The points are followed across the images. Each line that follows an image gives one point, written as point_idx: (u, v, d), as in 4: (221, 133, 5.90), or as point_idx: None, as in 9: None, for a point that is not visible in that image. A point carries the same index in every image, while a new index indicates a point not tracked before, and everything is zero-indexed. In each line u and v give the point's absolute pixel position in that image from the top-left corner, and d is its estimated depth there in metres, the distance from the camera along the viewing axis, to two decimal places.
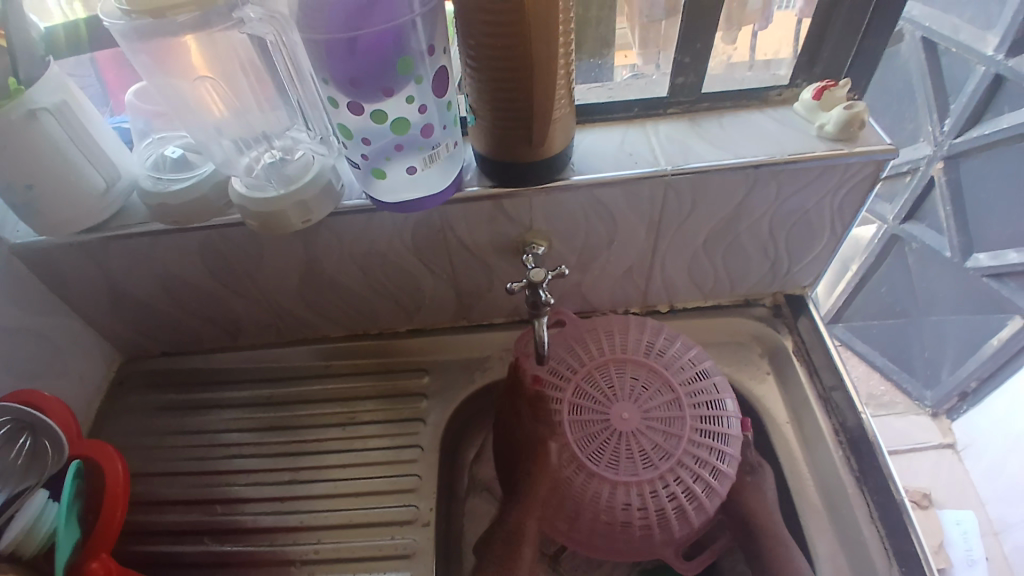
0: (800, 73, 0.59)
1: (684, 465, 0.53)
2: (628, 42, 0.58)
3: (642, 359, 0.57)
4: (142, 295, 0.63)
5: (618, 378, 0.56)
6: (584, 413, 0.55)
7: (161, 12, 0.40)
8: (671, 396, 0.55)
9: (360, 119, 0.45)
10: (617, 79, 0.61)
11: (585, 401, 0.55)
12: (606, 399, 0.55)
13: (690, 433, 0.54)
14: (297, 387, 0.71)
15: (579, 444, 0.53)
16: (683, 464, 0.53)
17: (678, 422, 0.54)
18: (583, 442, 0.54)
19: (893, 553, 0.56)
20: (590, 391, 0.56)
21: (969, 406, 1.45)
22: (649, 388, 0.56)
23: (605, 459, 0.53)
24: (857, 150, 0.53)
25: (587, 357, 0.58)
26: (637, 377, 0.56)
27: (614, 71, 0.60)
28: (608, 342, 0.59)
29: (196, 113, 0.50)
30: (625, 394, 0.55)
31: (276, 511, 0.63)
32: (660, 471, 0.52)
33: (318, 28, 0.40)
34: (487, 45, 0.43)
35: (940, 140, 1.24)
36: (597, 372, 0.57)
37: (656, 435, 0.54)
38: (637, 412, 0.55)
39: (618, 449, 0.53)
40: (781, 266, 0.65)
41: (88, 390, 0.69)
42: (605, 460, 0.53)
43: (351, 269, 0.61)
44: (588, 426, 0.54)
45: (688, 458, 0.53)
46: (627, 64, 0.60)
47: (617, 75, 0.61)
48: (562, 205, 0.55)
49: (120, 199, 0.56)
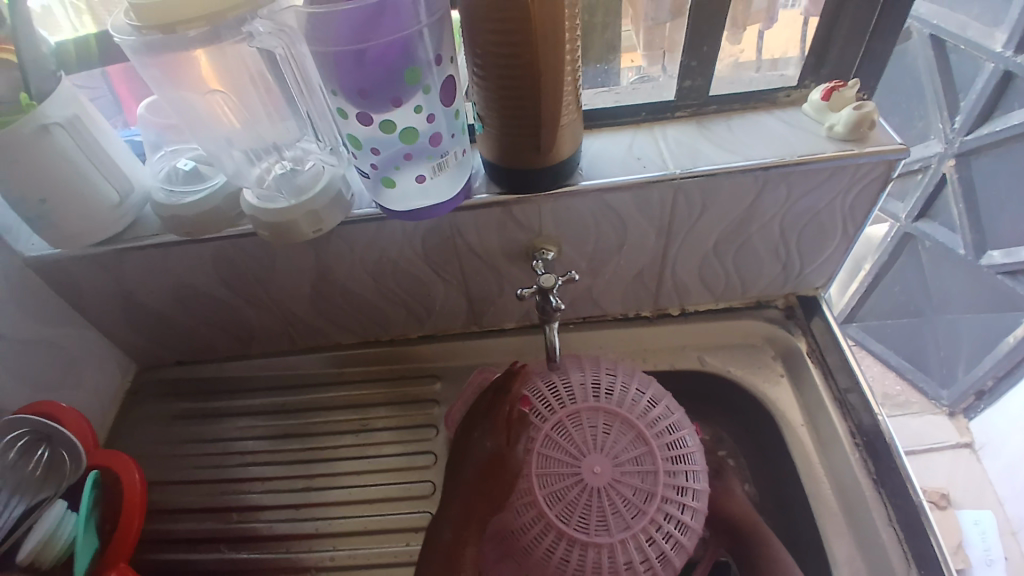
0: (808, 74, 0.59)
1: (667, 499, 0.52)
2: (633, 44, 0.59)
3: (598, 406, 0.55)
4: (155, 305, 0.64)
5: (578, 431, 0.54)
6: (556, 485, 0.52)
7: (170, 27, 0.40)
8: (635, 426, 0.54)
9: (370, 129, 0.45)
10: (624, 81, 0.61)
11: (552, 469, 0.52)
12: (572, 459, 0.52)
13: (663, 464, 0.53)
14: (309, 394, 0.71)
15: (561, 517, 0.51)
16: (666, 498, 0.52)
17: (648, 458, 0.53)
18: (565, 516, 0.51)
19: (912, 557, 0.55)
20: (553, 456, 0.53)
21: (985, 405, 1.42)
22: (614, 426, 0.54)
23: (592, 523, 0.51)
24: (868, 151, 0.53)
25: (542, 419, 0.55)
26: (597, 425, 0.54)
27: (619, 72, 0.60)
28: (557, 394, 0.56)
29: (207, 125, 0.50)
30: (591, 446, 0.53)
31: (291, 518, 0.63)
32: (650, 514, 0.51)
33: (329, 42, 0.40)
34: (495, 52, 0.43)
35: (951, 137, 1.23)
36: (556, 434, 0.54)
37: (634, 479, 0.52)
38: (607, 462, 0.52)
39: (603, 509, 0.51)
40: (793, 268, 0.65)
41: (104, 400, 0.69)
42: (593, 524, 0.51)
43: (362, 277, 0.62)
44: (564, 494, 0.52)
45: (668, 491, 0.52)
46: (634, 67, 0.60)
47: (624, 78, 0.61)
48: (571, 211, 0.55)
49: (133, 212, 0.57)
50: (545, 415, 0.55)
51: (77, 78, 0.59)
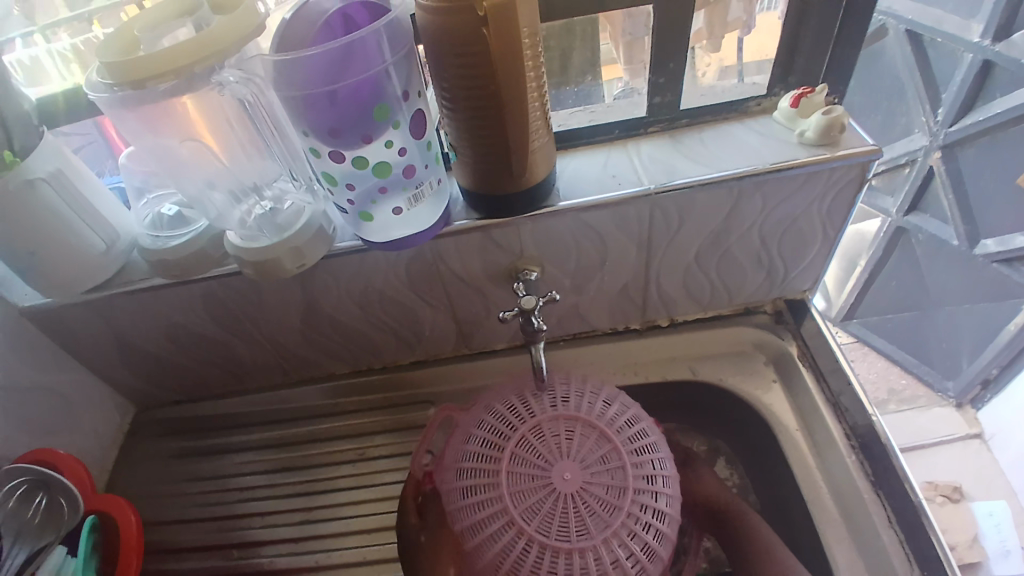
0: (776, 83, 0.60)
1: (640, 491, 0.50)
2: (613, 57, 0.59)
3: (556, 413, 0.53)
4: (150, 346, 0.65)
5: (541, 441, 0.51)
6: (528, 499, 0.49)
7: (141, 83, 0.41)
8: (597, 424, 0.52)
9: (343, 165, 0.46)
10: (609, 92, 0.61)
11: (521, 483, 0.49)
12: (540, 468, 0.50)
13: (630, 457, 0.51)
14: (306, 426, 0.71)
15: (539, 530, 0.48)
16: (639, 490, 0.50)
17: (614, 455, 0.51)
18: (542, 529, 0.48)
19: (915, 559, 0.55)
20: (520, 470, 0.50)
21: (992, 395, 1.40)
22: (578, 428, 0.52)
23: (571, 530, 0.48)
24: (840, 155, 0.53)
25: (503, 437, 0.52)
26: (558, 432, 0.52)
27: (601, 87, 0.61)
28: (513, 410, 0.54)
29: (188, 170, 0.51)
30: (556, 453, 0.50)
31: (292, 551, 0.64)
32: (628, 510, 0.49)
33: (298, 85, 0.41)
34: (461, 86, 0.44)
35: (934, 130, 1.23)
36: (519, 449, 0.51)
37: (605, 477, 0.50)
38: (576, 467, 0.50)
39: (580, 515, 0.48)
40: (777, 274, 0.65)
41: (103, 441, 0.70)
42: (572, 531, 0.48)
43: (349, 307, 0.62)
44: (537, 506, 0.48)
45: (639, 482, 0.50)
46: (615, 78, 0.60)
47: (609, 89, 0.61)
48: (550, 231, 0.56)
49: (121, 257, 0.58)
50: (505, 432, 0.52)
51: (69, 125, 0.61)
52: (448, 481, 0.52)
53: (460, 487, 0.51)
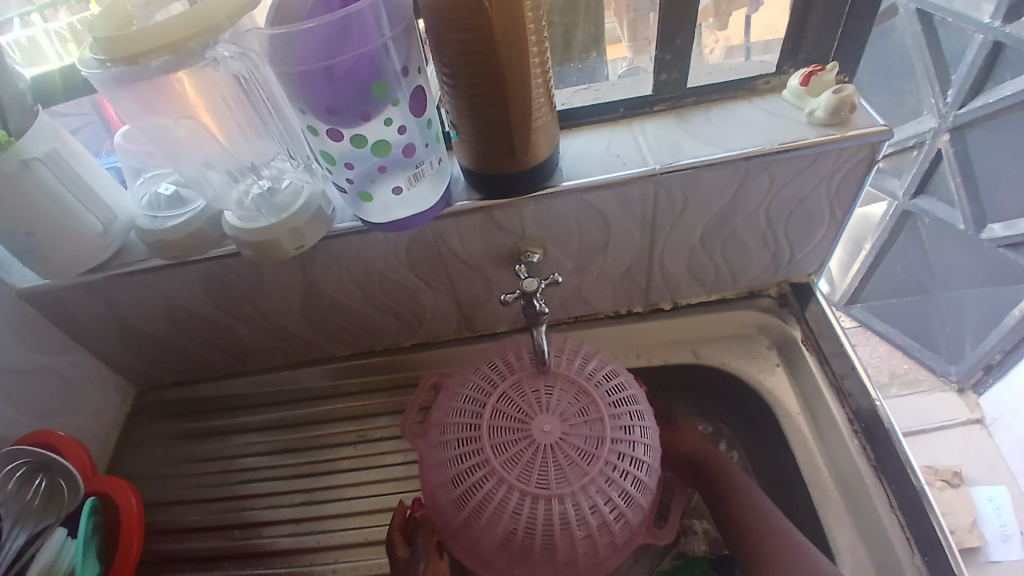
0: (785, 61, 0.58)
1: (618, 442, 0.51)
2: (618, 35, 0.58)
3: (534, 370, 0.55)
4: (149, 328, 0.65)
5: (521, 397, 0.53)
6: (508, 452, 0.50)
7: (134, 59, 0.40)
8: (575, 380, 0.54)
9: (341, 144, 0.45)
10: (613, 71, 0.60)
11: (502, 436, 0.51)
12: (520, 422, 0.51)
13: (608, 409, 0.53)
14: (308, 407, 0.71)
15: (519, 480, 0.49)
16: (617, 440, 0.51)
17: (593, 408, 0.53)
18: (523, 478, 0.49)
19: (914, 540, 0.55)
20: (501, 425, 0.52)
21: (995, 378, 1.41)
22: (558, 384, 0.54)
23: (551, 478, 0.49)
24: (849, 135, 0.52)
25: (485, 395, 0.54)
26: (538, 388, 0.53)
27: (606, 65, 0.60)
28: (494, 370, 0.55)
29: (184, 151, 0.50)
30: (536, 408, 0.52)
31: (294, 532, 0.64)
32: (606, 458, 0.50)
33: (295, 61, 0.40)
34: (462, 62, 0.43)
35: (944, 112, 1.21)
36: (500, 406, 0.53)
37: (583, 428, 0.51)
38: (554, 420, 0.51)
39: (559, 464, 0.50)
40: (782, 256, 0.64)
41: (105, 423, 0.70)
42: (552, 479, 0.50)
43: (350, 289, 0.62)
44: (517, 457, 0.50)
45: (618, 432, 0.52)
46: (620, 57, 0.59)
47: (614, 68, 0.60)
48: (553, 212, 0.55)
49: (119, 238, 0.57)
50: (486, 391, 0.54)
51: (64, 106, 0.60)
52: (433, 438, 0.54)
53: (444, 443, 0.53)
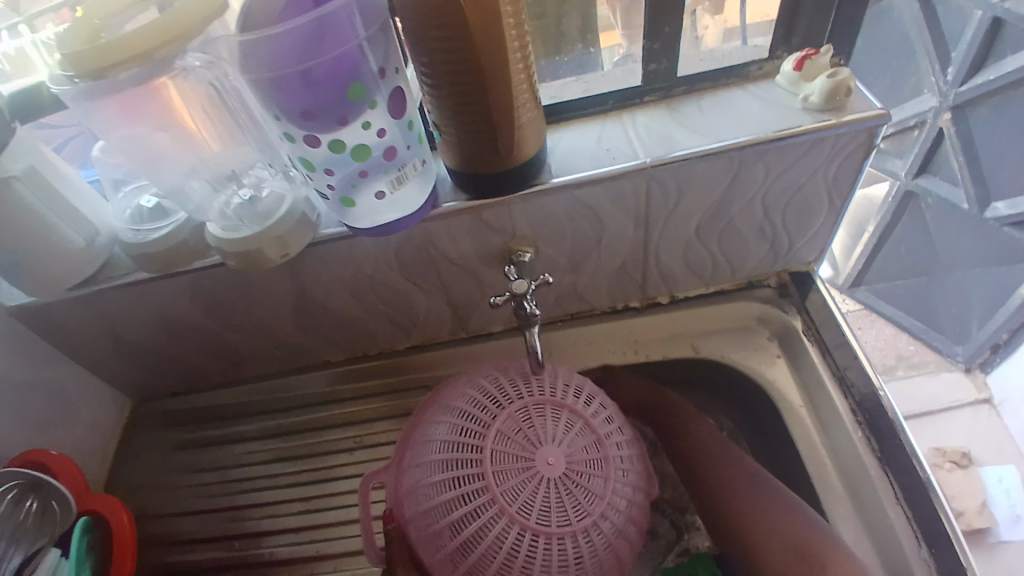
0: (779, 45, 0.57)
1: (605, 435, 0.52)
2: (610, 23, 0.56)
3: (518, 399, 0.51)
4: (143, 340, 0.64)
5: (512, 433, 0.50)
6: (521, 496, 0.48)
7: (103, 72, 0.39)
8: (562, 397, 0.52)
9: (319, 150, 0.44)
10: (606, 63, 0.58)
11: (515, 487, 0.48)
12: (524, 459, 0.48)
13: (581, 408, 0.52)
14: (304, 414, 0.71)
15: (540, 522, 0.47)
16: (604, 434, 0.52)
17: (574, 416, 0.51)
18: (543, 519, 0.47)
19: (921, 533, 0.54)
20: (512, 488, 0.48)
21: (1001, 358, 1.40)
22: (549, 406, 0.51)
23: (585, 500, 0.49)
24: (845, 120, 0.51)
25: (475, 466, 0.48)
26: (518, 429, 0.50)
27: (600, 55, 0.58)
28: (474, 409, 0.51)
29: (161, 165, 0.49)
30: (530, 447, 0.49)
31: (294, 541, 0.63)
32: (611, 474, 0.50)
33: (267, 67, 0.38)
34: (441, 61, 0.41)
35: (945, 91, 1.17)
36: (498, 470, 0.48)
37: (579, 440, 0.50)
38: (557, 448, 0.49)
39: (575, 493, 0.48)
40: (781, 246, 0.63)
41: (102, 435, 0.69)
42: (586, 500, 0.49)
43: (340, 294, 0.61)
44: (545, 502, 0.48)
45: (601, 427, 0.52)
46: (613, 46, 0.57)
47: (606, 59, 0.58)
48: (543, 210, 0.54)
49: (105, 252, 0.57)
50: (474, 436, 0.50)
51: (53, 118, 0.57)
52: (428, 499, 0.49)
53: (456, 522, 0.48)
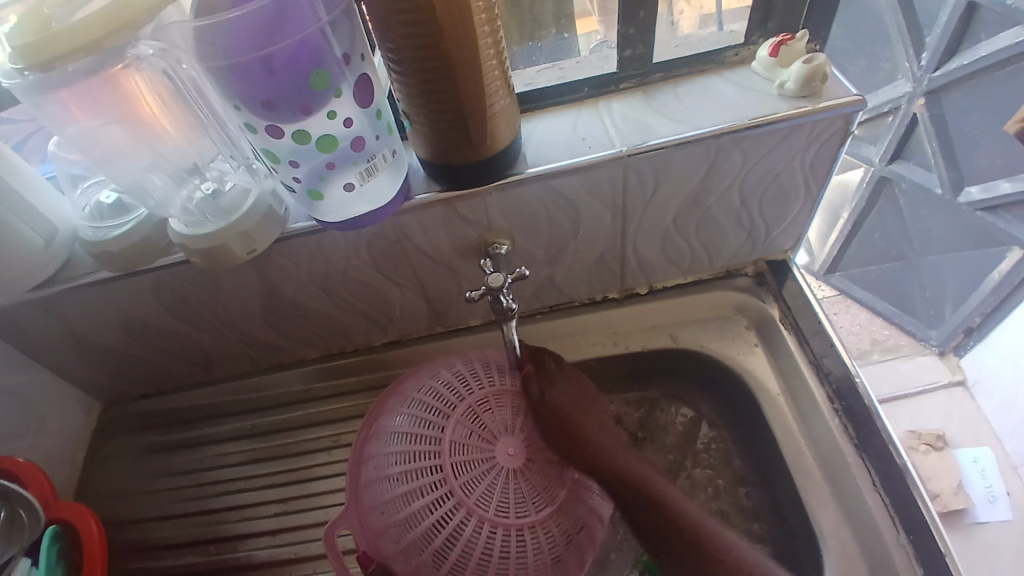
0: (755, 30, 0.56)
1: None
2: (587, 8, 0.55)
3: (460, 404, 0.52)
4: (108, 341, 0.62)
5: (464, 439, 0.50)
6: (494, 497, 0.48)
7: (52, 63, 0.37)
8: (504, 386, 0.53)
9: (283, 140, 0.42)
10: (583, 50, 0.57)
11: (484, 487, 0.49)
12: (483, 460, 0.49)
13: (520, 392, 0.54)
14: (279, 414, 0.69)
15: (519, 515, 0.48)
16: None
17: (518, 403, 0.53)
18: (520, 511, 0.48)
19: (898, 518, 0.54)
20: (481, 493, 0.48)
21: (975, 342, 1.43)
22: (492, 400, 0.52)
23: (554, 478, 0.50)
24: (821, 107, 0.50)
25: (439, 484, 0.48)
26: (468, 434, 0.50)
27: (576, 40, 0.57)
28: (418, 429, 0.51)
29: (118, 159, 0.47)
30: (485, 446, 0.50)
31: (271, 544, 0.62)
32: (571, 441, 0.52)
33: (224, 54, 0.36)
34: (408, 47, 0.40)
35: (918, 76, 1.18)
36: (461, 479, 0.48)
37: (529, 423, 0.52)
38: (513, 438, 0.51)
39: (542, 476, 0.50)
40: (758, 234, 0.62)
41: (70, 441, 0.67)
42: (555, 479, 0.50)
43: (311, 290, 0.59)
44: (517, 492, 0.49)
45: None
46: (590, 32, 0.56)
47: (583, 46, 0.57)
48: (518, 201, 0.52)
49: (65, 251, 0.54)
50: (428, 456, 0.49)
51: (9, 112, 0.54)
52: (402, 535, 0.48)
53: (439, 546, 0.47)
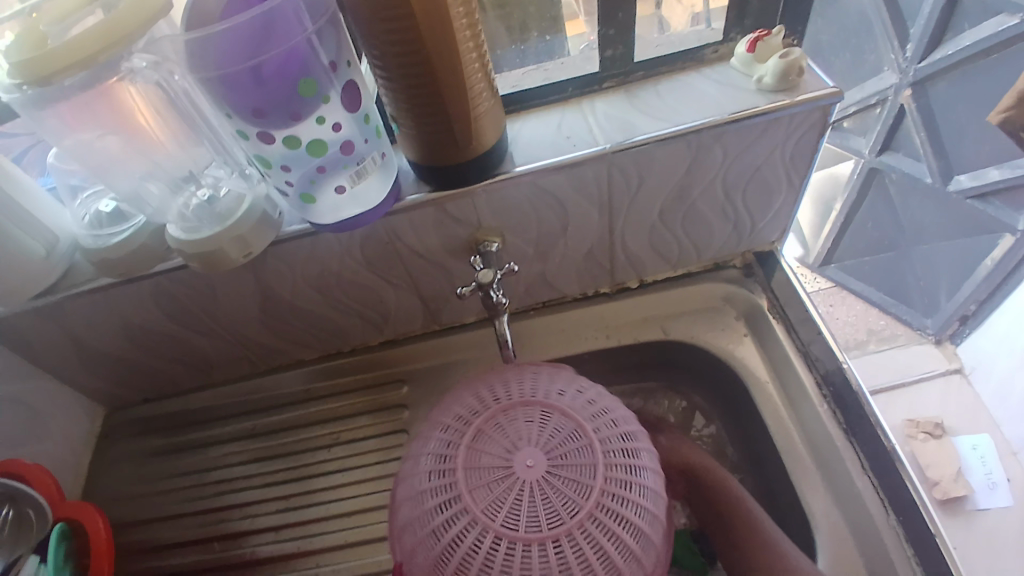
0: (732, 27, 0.57)
1: (568, 415, 0.47)
2: (574, 11, 0.57)
3: (469, 430, 0.47)
4: (109, 348, 0.63)
5: (480, 483, 0.44)
6: (522, 513, 0.43)
7: (49, 79, 0.38)
8: (512, 401, 0.48)
9: (274, 147, 0.44)
10: (574, 50, 0.58)
11: (510, 505, 0.43)
12: (502, 479, 0.44)
13: (533, 406, 0.48)
14: (279, 414, 0.70)
15: (555, 525, 0.42)
16: (567, 415, 0.47)
17: (533, 415, 0.47)
18: (556, 520, 0.42)
19: (888, 500, 0.55)
20: (510, 512, 0.43)
21: (971, 328, 1.44)
22: (492, 423, 0.47)
23: (585, 482, 0.44)
24: (799, 100, 0.51)
25: (461, 516, 0.43)
26: (483, 457, 0.45)
27: (566, 42, 0.58)
28: (438, 519, 0.44)
29: (115, 169, 0.48)
30: (502, 463, 0.44)
31: (274, 541, 0.63)
32: (562, 405, 0.48)
33: (214, 65, 0.38)
34: (391, 52, 0.41)
35: (904, 67, 1.18)
36: (482, 502, 0.43)
37: (546, 434, 0.46)
38: (531, 447, 0.45)
39: (571, 479, 0.44)
40: (744, 226, 0.64)
41: (76, 448, 0.69)
42: (586, 483, 0.44)
43: (308, 293, 0.61)
44: (547, 502, 0.43)
45: (562, 409, 0.48)
46: (580, 35, 0.57)
47: (573, 47, 0.58)
48: (505, 200, 0.54)
49: (65, 260, 0.56)
50: (467, 534, 0.43)
51: (10, 125, 0.56)
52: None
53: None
